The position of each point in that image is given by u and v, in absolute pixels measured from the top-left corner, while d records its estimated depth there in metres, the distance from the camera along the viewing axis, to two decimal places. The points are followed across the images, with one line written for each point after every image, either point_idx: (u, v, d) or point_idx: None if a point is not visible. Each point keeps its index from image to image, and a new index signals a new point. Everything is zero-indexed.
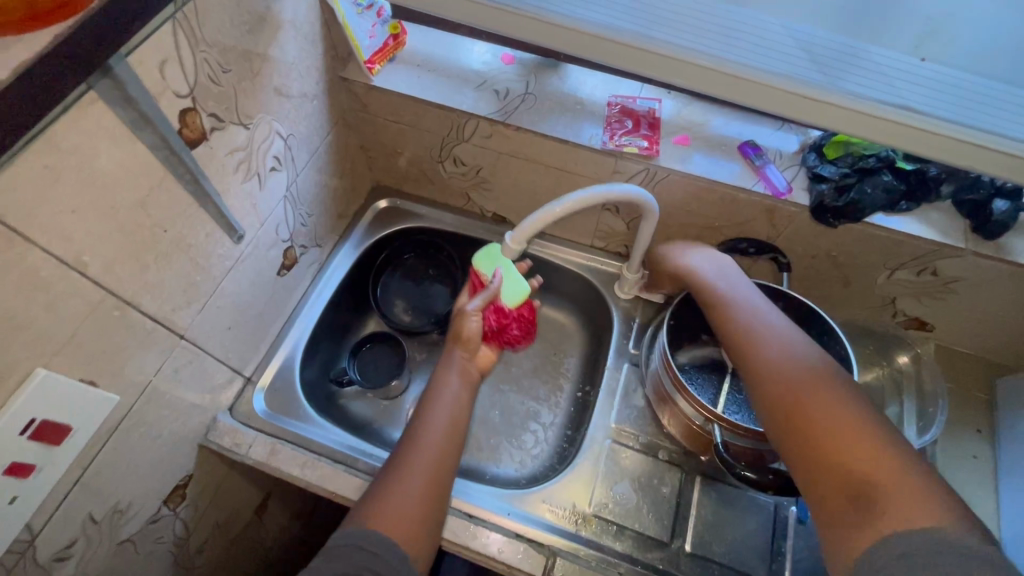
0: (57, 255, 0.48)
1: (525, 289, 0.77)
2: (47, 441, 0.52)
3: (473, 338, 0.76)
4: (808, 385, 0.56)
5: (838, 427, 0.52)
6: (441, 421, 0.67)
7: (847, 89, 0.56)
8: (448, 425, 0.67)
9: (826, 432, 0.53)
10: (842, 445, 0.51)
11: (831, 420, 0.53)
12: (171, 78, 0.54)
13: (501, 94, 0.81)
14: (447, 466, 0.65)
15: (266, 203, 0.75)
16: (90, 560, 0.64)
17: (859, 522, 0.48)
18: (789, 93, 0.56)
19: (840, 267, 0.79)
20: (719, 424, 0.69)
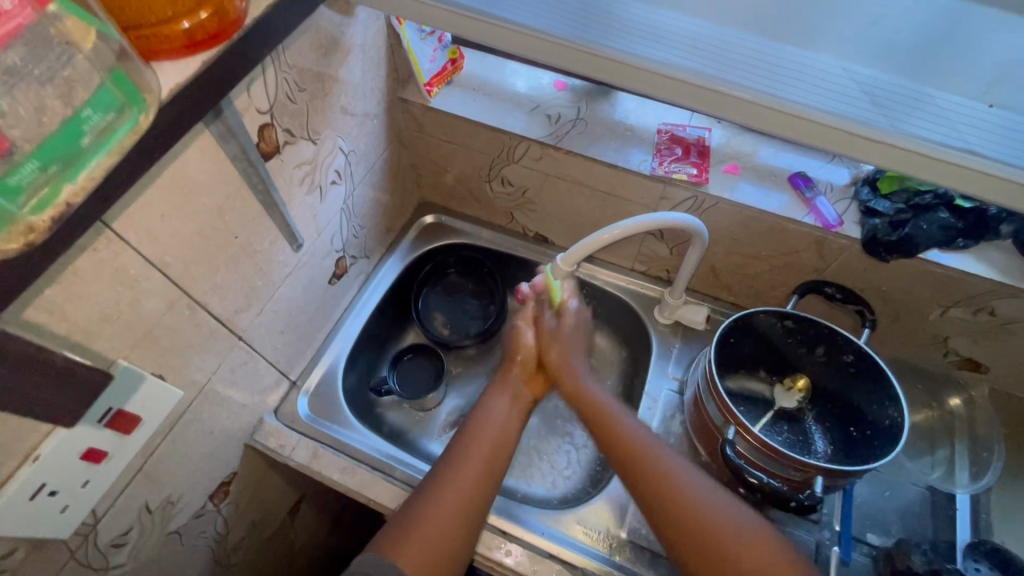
0: (146, 256, 0.52)
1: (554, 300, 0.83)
2: (119, 429, 0.55)
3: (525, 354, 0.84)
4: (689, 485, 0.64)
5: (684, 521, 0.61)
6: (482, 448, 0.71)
7: (910, 130, 0.53)
8: (489, 455, 0.70)
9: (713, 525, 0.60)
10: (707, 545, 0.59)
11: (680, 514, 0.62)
12: (255, 96, 0.58)
13: (553, 118, 0.83)
14: (481, 495, 0.67)
15: (325, 215, 0.79)
16: (141, 548, 0.66)
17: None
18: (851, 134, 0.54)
19: (890, 302, 0.78)
20: (741, 434, 0.68)
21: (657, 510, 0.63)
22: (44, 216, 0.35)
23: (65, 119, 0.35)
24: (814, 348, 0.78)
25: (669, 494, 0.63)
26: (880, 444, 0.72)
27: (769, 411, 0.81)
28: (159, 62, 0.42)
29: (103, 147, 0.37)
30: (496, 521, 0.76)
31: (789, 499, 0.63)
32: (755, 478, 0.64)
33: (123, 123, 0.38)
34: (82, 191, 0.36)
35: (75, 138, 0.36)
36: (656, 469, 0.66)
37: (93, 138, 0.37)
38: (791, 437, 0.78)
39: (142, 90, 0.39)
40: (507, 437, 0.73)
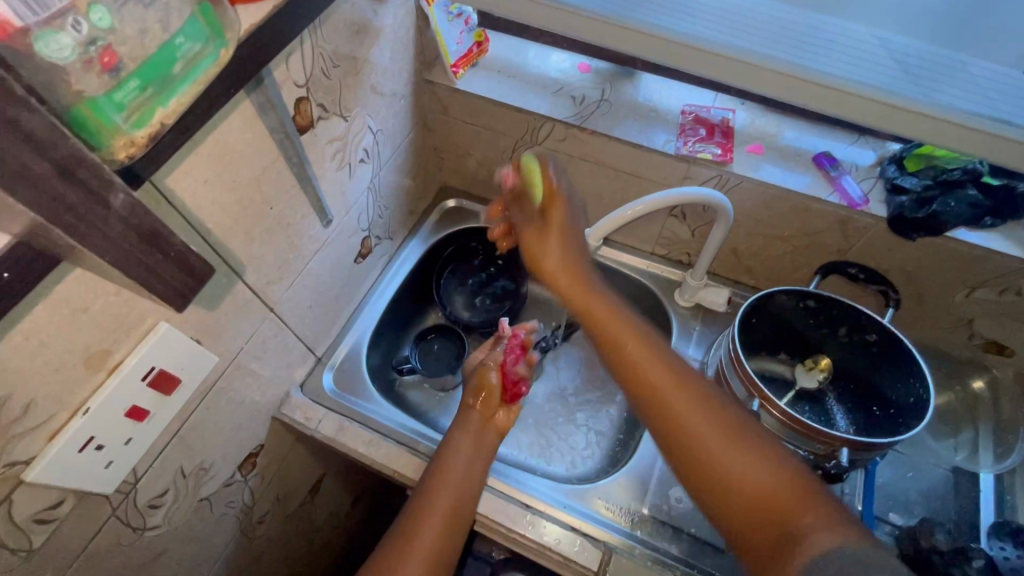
0: (189, 220, 0.53)
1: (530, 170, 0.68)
2: (160, 390, 0.56)
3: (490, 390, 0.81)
4: (700, 409, 0.56)
5: (708, 432, 0.54)
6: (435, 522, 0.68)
7: (944, 100, 0.55)
8: (466, 471, 0.73)
9: (729, 482, 0.52)
10: (713, 448, 0.54)
11: (693, 420, 0.55)
12: (293, 69, 0.59)
13: (577, 99, 0.84)
14: (462, 509, 0.70)
15: (353, 192, 0.81)
16: (175, 511, 0.68)
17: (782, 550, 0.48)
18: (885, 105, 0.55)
19: (915, 283, 0.78)
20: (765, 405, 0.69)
21: (659, 421, 0.57)
22: (141, 133, 0.37)
23: (161, 45, 0.35)
24: (837, 328, 0.78)
25: (691, 423, 0.55)
26: (904, 421, 0.72)
27: (790, 391, 0.82)
28: (235, 5, 0.43)
29: (193, 72, 0.39)
30: (520, 495, 0.77)
31: None
32: None
33: (207, 54, 0.39)
34: (172, 115, 0.38)
35: (170, 63, 0.37)
36: (677, 378, 0.58)
37: (183, 65, 0.38)
38: (812, 416, 0.79)
39: (224, 24, 0.40)
40: (460, 506, 0.70)
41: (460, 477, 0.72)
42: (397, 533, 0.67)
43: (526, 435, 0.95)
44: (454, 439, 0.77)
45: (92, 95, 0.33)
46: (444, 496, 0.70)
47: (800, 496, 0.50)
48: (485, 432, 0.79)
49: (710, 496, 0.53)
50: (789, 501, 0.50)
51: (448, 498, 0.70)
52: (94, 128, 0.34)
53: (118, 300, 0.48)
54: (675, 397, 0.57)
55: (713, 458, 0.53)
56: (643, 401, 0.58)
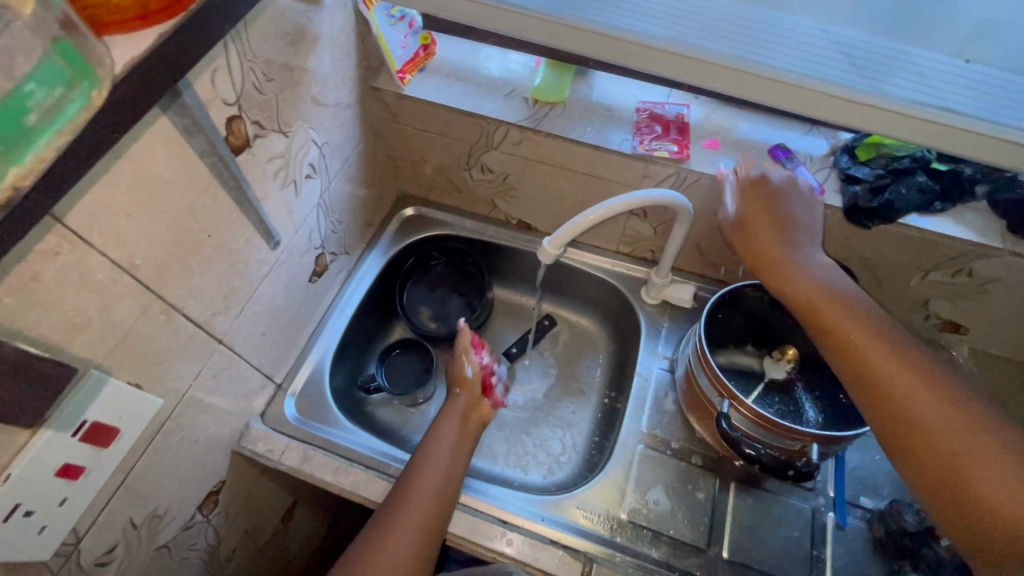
0: (113, 258, 0.49)
1: (65, 49, 0.35)
2: (96, 443, 0.52)
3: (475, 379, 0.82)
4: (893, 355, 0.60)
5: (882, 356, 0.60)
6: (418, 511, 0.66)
7: (889, 91, 0.55)
8: (451, 452, 0.73)
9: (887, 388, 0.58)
10: (891, 388, 0.58)
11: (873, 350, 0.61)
12: (220, 87, 0.55)
13: (530, 101, 0.82)
14: (448, 489, 0.70)
15: (302, 210, 0.77)
16: (130, 564, 0.64)
17: (963, 490, 0.51)
18: (833, 98, 0.55)
19: (873, 269, 0.79)
20: (732, 403, 0.69)
21: (829, 334, 0.64)
22: None
23: (8, 93, 0.33)
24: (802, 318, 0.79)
25: (875, 359, 0.60)
26: None
27: (760, 384, 0.82)
28: (108, 37, 0.40)
29: (54, 123, 0.35)
30: (496, 511, 0.76)
31: (787, 467, 0.64)
32: (752, 449, 0.65)
33: (75, 100, 0.36)
34: (30, 175, 0.34)
35: (20, 114, 0.33)
36: (875, 350, 0.61)
37: (41, 114, 0.34)
38: (781, 409, 0.79)
39: (93, 63, 0.37)
40: (445, 486, 0.70)
41: (444, 468, 0.71)
42: (380, 518, 0.66)
43: (499, 443, 0.94)
44: (439, 429, 0.76)
45: None
46: (429, 486, 0.69)
47: (968, 444, 0.52)
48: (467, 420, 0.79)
49: (875, 407, 0.59)
50: (962, 462, 0.52)
51: (432, 489, 0.69)
52: None
53: (32, 356, 0.44)
54: (877, 362, 0.60)
55: (898, 404, 0.57)
56: (831, 343, 0.64)
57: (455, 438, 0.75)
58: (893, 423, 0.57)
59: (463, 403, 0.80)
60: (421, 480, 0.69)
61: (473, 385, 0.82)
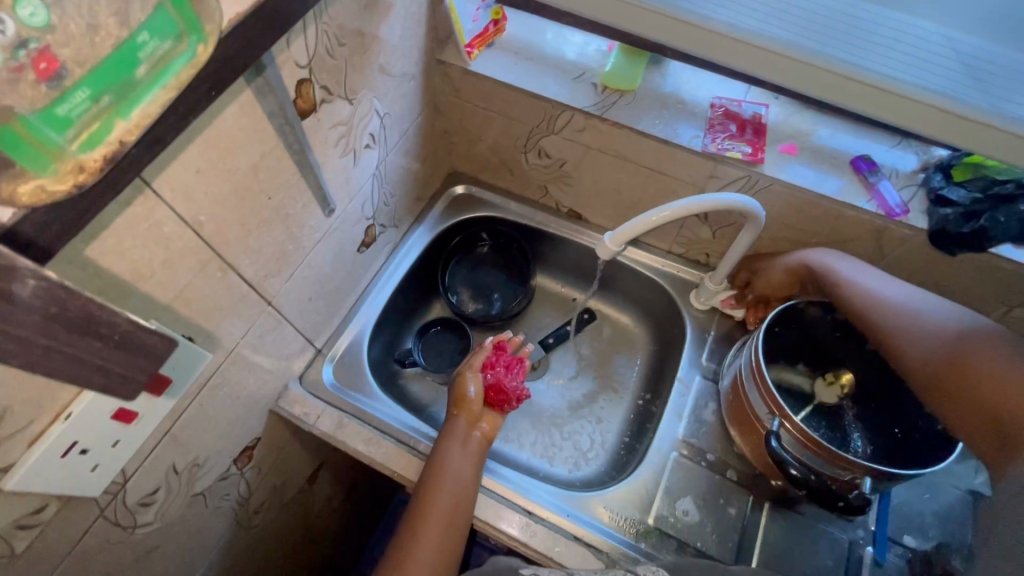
0: (179, 213, 0.49)
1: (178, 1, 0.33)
2: (149, 390, 0.53)
3: (473, 399, 0.78)
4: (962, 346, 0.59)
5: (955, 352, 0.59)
6: (428, 545, 0.64)
7: (1007, 110, 0.54)
8: (460, 481, 0.70)
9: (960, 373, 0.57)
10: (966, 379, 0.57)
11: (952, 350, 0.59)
12: (295, 48, 0.54)
13: (599, 87, 0.79)
14: (457, 516, 0.68)
15: (358, 179, 0.76)
16: (168, 508, 0.66)
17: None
18: (947, 113, 0.54)
19: (948, 298, 0.73)
20: (783, 421, 0.66)
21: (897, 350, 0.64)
22: (94, 154, 0.31)
23: (120, 42, 0.31)
24: (862, 343, 0.76)
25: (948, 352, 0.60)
26: (930, 448, 0.69)
27: (807, 406, 0.80)
28: None
29: (160, 79, 0.33)
30: (522, 501, 0.75)
31: (837, 498, 0.60)
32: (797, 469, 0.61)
33: (180, 54, 0.34)
34: (136, 130, 0.33)
35: (131, 66, 0.32)
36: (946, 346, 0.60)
37: (149, 67, 0.33)
38: (828, 434, 0.77)
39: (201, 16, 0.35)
40: (454, 517, 0.67)
41: (453, 493, 0.69)
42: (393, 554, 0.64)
43: (532, 437, 0.93)
44: (437, 454, 0.73)
45: (24, 112, 0.28)
46: (438, 517, 0.66)
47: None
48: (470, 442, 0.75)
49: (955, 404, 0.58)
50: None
51: (440, 519, 0.66)
52: (31, 149, 0.29)
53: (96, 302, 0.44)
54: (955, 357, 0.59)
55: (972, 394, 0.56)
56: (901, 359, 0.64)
57: (457, 461, 0.72)
58: (964, 405, 0.57)
59: (462, 427, 0.76)
60: (428, 512, 0.67)
61: (474, 404, 0.78)
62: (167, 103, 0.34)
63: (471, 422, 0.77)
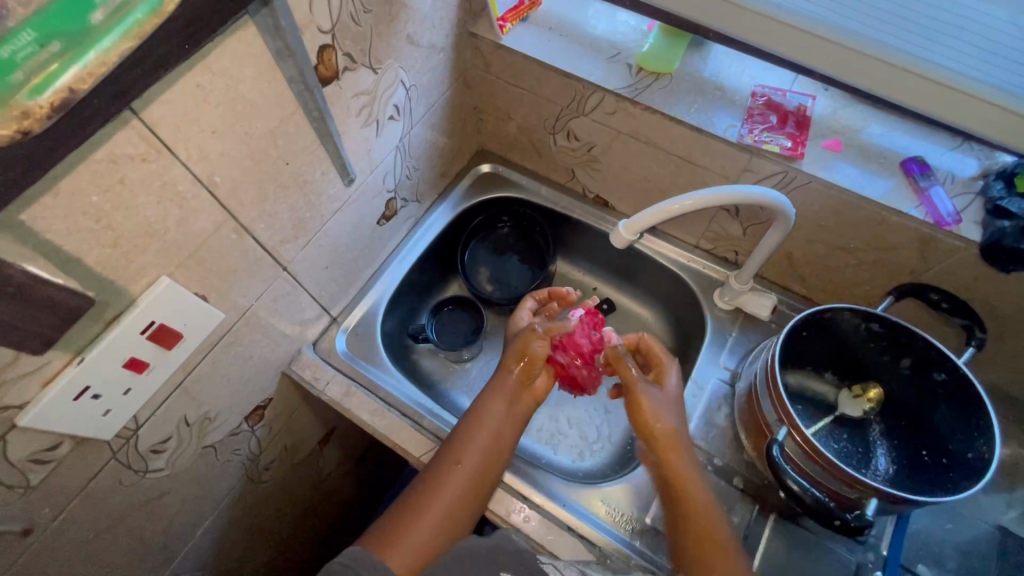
0: (194, 172, 0.50)
1: None
2: (161, 343, 0.55)
3: (535, 362, 0.73)
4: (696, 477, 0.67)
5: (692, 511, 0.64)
6: (452, 489, 0.66)
7: None
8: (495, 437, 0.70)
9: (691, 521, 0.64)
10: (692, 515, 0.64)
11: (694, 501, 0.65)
12: (317, 12, 0.54)
13: (634, 69, 0.75)
14: (488, 471, 0.69)
15: (379, 151, 0.76)
16: (179, 456, 0.69)
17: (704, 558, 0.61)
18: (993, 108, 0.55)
19: (998, 318, 0.67)
20: (791, 431, 0.62)
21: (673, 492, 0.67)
22: (41, 101, 0.31)
23: None
24: (897, 358, 0.71)
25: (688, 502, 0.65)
26: (955, 476, 0.64)
27: (828, 416, 0.76)
28: None
29: (118, 24, 0.33)
30: (519, 486, 0.75)
31: (834, 516, 0.54)
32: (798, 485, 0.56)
33: (143, 1, 0.34)
34: (89, 78, 0.32)
35: (84, 10, 0.32)
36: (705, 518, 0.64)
37: (106, 14, 0.33)
38: (848, 447, 0.73)
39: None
40: (484, 470, 0.68)
41: (485, 448, 0.69)
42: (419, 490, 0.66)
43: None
44: (484, 404, 0.73)
45: None
46: (468, 464, 0.67)
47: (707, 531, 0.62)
48: (519, 398, 0.74)
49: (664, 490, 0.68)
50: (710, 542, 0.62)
51: (471, 467, 0.67)
52: None
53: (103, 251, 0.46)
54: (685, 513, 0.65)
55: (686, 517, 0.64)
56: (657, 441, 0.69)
57: (501, 417, 0.72)
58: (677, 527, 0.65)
59: (514, 383, 0.74)
60: (462, 458, 0.68)
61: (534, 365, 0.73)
62: (125, 52, 0.34)
63: (522, 380, 0.74)
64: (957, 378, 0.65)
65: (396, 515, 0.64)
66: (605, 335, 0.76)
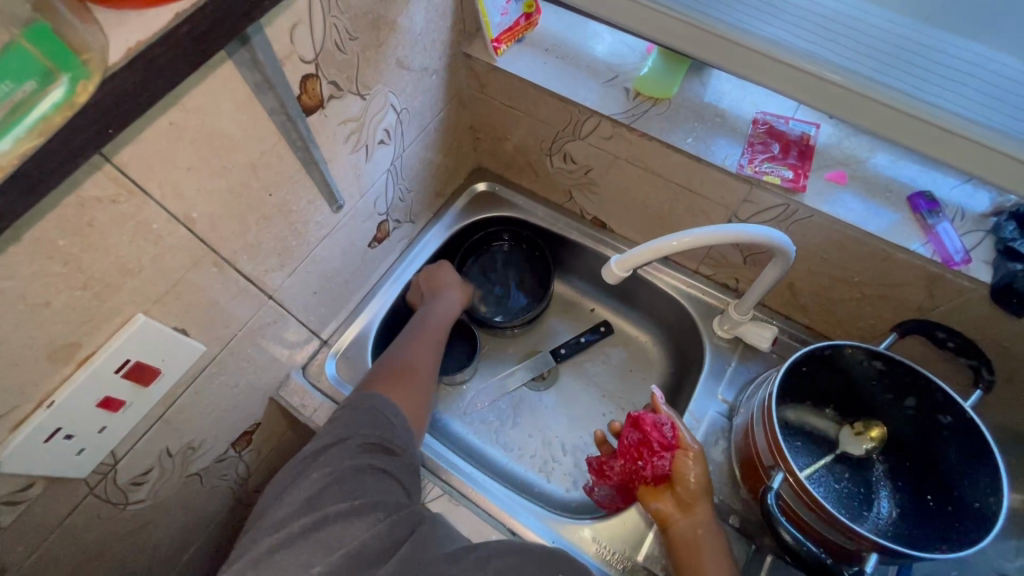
0: (169, 210, 0.49)
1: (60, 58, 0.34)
2: (138, 381, 0.54)
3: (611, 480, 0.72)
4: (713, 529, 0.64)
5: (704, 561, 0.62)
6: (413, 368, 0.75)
7: None
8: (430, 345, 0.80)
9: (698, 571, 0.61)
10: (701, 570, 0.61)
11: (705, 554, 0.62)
12: (299, 43, 0.52)
13: (631, 93, 0.73)
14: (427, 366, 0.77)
15: (370, 175, 0.74)
16: (162, 487, 0.68)
17: None
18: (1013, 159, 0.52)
19: (1009, 360, 0.64)
20: (786, 476, 0.59)
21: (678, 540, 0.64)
22: None
23: None
24: (902, 396, 0.68)
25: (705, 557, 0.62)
26: (961, 526, 0.61)
27: (829, 454, 0.73)
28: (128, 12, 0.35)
29: (16, 124, 0.33)
30: (507, 520, 0.73)
31: (831, 573, 0.51)
32: (791, 534, 0.54)
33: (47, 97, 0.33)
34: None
35: None
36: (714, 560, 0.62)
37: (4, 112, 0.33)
38: (850, 488, 0.70)
39: (76, 52, 0.34)
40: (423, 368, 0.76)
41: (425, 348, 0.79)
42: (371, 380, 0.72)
43: (487, 414, 0.93)
44: (425, 321, 0.83)
45: None
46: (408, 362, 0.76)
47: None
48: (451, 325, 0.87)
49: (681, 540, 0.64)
50: None
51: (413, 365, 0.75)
52: None
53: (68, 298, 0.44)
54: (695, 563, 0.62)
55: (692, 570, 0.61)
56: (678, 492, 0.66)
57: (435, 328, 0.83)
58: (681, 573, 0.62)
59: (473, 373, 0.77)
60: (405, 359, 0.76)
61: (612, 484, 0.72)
62: (27, 149, 0.33)
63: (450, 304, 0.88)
64: (966, 422, 0.61)
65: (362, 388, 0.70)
66: (651, 437, 0.67)
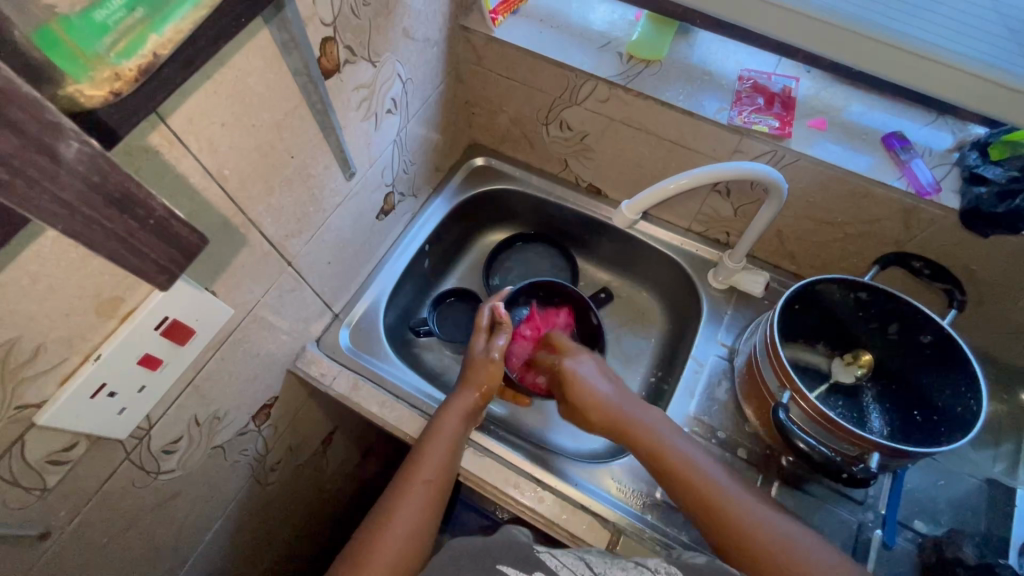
0: (205, 165, 0.50)
1: None
2: (174, 339, 0.55)
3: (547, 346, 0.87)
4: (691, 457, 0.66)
5: (703, 492, 0.62)
6: (413, 501, 0.64)
7: None
8: (446, 457, 0.69)
9: (704, 505, 0.62)
10: (708, 501, 0.62)
11: (698, 483, 0.63)
12: (320, 4, 0.54)
13: (624, 57, 0.77)
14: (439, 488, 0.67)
15: (378, 145, 0.77)
16: (189, 457, 0.69)
17: (732, 537, 0.59)
18: (976, 77, 0.58)
19: (976, 282, 0.71)
20: (790, 390, 0.64)
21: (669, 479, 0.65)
22: (131, 65, 0.32)
23: None
24: (886, 324, 0.74)
25: (701, 486, 0.63)
26: (946, 430, 0.68)
27: (823, 384, 0.79)
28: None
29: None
30: (529, 469, 0.76)
31: (841, 470, 0.57)
32: (803, 442, 0.59)
33: None
34: (169, 45, 0.34)
35: None
36: (710, 484, 0.63)
37: None
38: (845, 412, 0.76)
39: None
40: (434, 501, 0.66)
41: (437, 464, 0.68)
42: (373, 516, 0.64)
43: None
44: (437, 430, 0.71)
45: (68, 15, 0.30)
46: (416, 492, 0.65)
47: (718, 504, 0.61)
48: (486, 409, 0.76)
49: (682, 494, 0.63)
50: (735, 525, 0.60)
51: (422, 494, 0.65)
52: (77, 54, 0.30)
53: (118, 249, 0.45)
54: (702, 502, 0.62)
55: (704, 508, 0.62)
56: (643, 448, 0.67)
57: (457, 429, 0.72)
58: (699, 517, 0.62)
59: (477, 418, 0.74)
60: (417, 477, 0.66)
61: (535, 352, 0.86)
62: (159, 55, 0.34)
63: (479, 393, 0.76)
64: (944, 337, 0.68)
65: (357, 542, 0.62)
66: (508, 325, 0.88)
